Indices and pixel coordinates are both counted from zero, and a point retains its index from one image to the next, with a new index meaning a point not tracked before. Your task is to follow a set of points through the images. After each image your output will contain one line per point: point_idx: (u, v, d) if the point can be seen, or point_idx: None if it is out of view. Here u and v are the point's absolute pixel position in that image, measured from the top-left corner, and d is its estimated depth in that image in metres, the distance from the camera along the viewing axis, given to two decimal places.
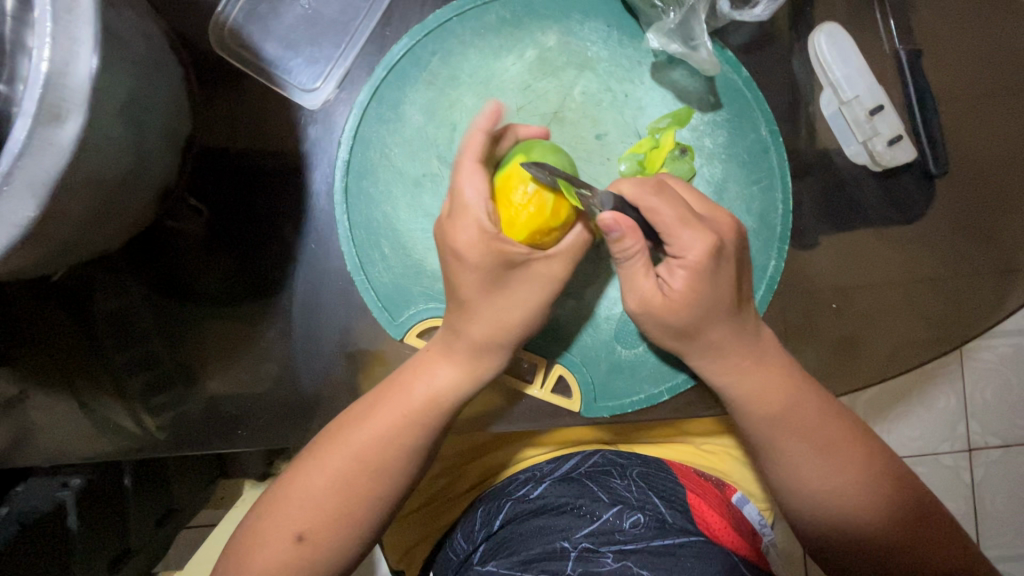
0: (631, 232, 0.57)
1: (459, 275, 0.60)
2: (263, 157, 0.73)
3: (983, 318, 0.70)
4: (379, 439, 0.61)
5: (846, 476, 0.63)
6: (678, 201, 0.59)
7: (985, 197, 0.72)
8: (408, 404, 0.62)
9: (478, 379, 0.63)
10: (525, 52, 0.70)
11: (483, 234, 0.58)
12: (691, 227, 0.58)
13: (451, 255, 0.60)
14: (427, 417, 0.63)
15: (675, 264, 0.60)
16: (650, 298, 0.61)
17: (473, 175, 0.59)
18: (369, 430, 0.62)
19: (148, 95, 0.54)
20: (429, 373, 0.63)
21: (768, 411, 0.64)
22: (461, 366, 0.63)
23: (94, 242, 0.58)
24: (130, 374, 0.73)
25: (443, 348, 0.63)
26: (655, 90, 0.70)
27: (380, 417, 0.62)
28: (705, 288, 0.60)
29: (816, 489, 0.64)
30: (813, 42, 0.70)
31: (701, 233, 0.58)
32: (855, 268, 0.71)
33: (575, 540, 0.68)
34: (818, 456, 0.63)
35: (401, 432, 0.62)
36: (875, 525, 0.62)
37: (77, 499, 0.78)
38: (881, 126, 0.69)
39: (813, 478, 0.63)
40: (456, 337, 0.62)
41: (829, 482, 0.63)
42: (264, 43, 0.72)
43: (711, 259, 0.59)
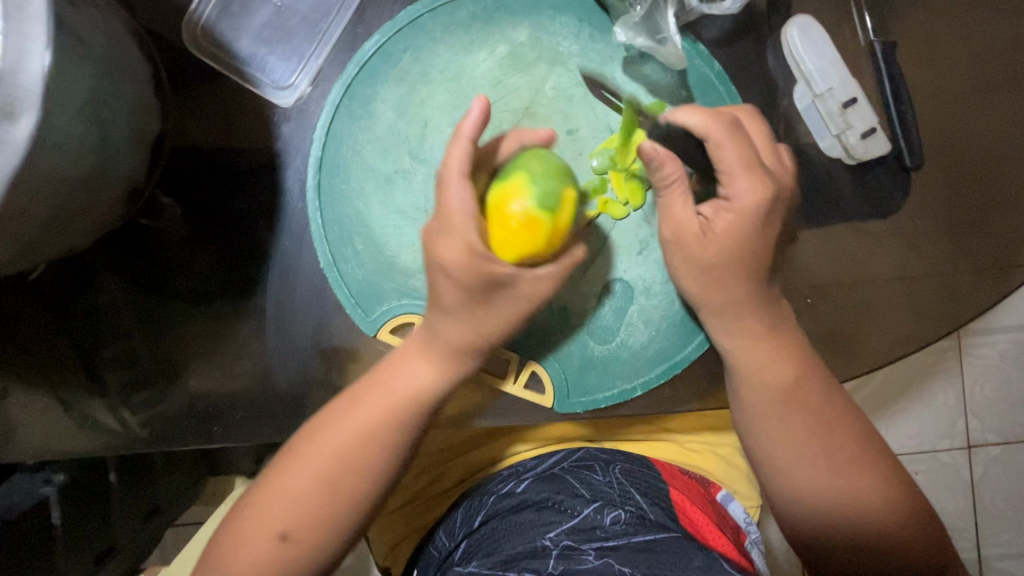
0: (670, 160, 0.58)
1: (431, 272, 0.60)
2: (237, 155, 0.73)
3: (964, 312, 0.70)
4: (354, 436, 0.61)
5: (829, 477, 0.61)
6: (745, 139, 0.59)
7: (967, 190, 0.71)
8: (382, 401, 0.62)
9: (448, 373, 0.63)
10: (496, 48, 0.70)
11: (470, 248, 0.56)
12: (749, 172, 0.58)
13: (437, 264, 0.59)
14: (393, 416, 0.62)
15: (722, 207, 0.60)
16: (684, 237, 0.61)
17: (461, 187, 0.57)
18: (345, 426, 0.62)
19: (112, 93, 0.55)
20: (401, 366, 0.64)
21: (759, 392, 0.62)
22: (433, 361, 0.63)
23: (65, 240, 0.59)
24: (110, 372, 0.74)
25: (420, 345, 0.64)
26: (626, 85, 0.70)
27: (355, 414, 0.62)
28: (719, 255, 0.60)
29: (803, 477, 0.62)
30: (785, 36, 0.69)
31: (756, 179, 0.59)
32: (832, 262, 0.71)
33: (556, 537, 0.67)
34: (804, 443, 0.62)
35: (375, 429, 0.62)
36: (863, 527, 0.61)
37: (59, 496, 0.80)
38: (854, 120, 0.68)
39: (800, 465, 0.62)
40: (424, 333, 0.63)
41: (809, 480, 0.62)
42: (237, 41, 0.73)
43: (762, 205, 0.59)
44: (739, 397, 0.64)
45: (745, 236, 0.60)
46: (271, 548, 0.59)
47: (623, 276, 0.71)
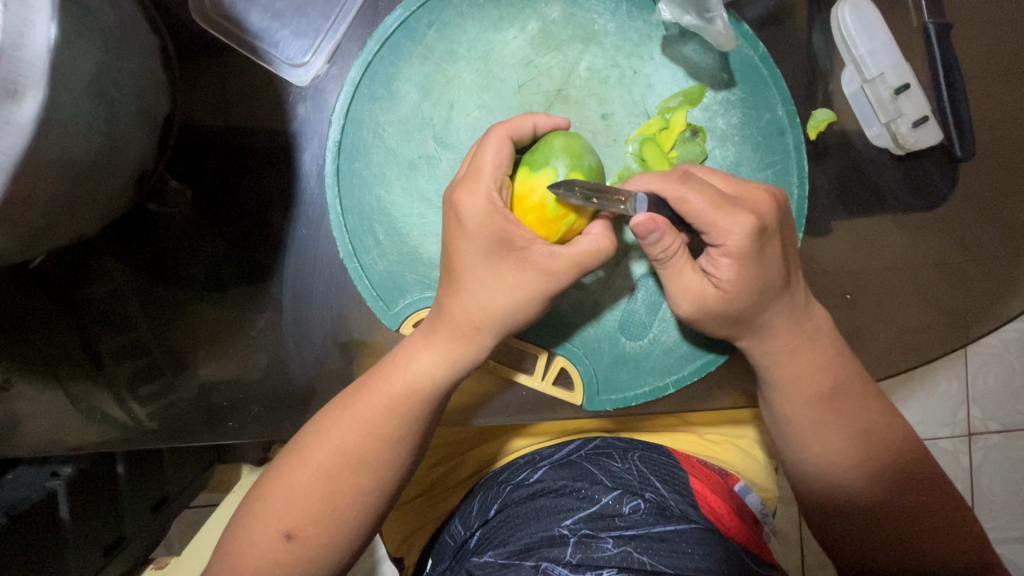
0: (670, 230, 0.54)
1: (456, 248, 0.57)
2: (250, 135, 0.69)
3: (1002, 307, 0.68)
4: (366, 424, 0.59)
5: (866, 476, 0.60)
6: (705, 183, 0.55)
7: (1007, 179, 0.69)
8: (386, 392, 0.59)
9: (468, 365, 0.60)
10: (527, 25, 0.66)
11: (491, 206, 0.55)
12: (726, 211, 0.54)
13: (453, 221, 0.57)
14: (411, 408, 0.59)
15: (718, 254, 0.56)
16: (705, 295, 0.58)
17: (499, 143, 0.56)
18: (355, 414, 0.59)
19: (121, 70, 0.51)
20: (408, 358, 0.60)
21: (803, 390, 0.61)
22: (443, 350, 0.59)
23: (73, 226, 0.56)
24: (118, 363, 0.71)
25: (425, 332, 0.60)
26: (665, 67, 0.66)
27: (362, 403, 0.59)
28: (738, 278, 0.56)
29: (840, 477, 0.61)
30: (836, 14, 0.66)
31: (739, 214, 0.54)
32: (869, 254, 0.68)
33: (573, 525, 0.65)
34: (847, 442, 0.61)
35: (388, 417, 0.59)
36: (908, 533, 0.59)
37: (68, 488, 0.76)
38: (906, 107, 0.65)
39: (843, 471, 0.61)
40: (442, 320, 0.59)
41: (844, 478, 0.61)
42: (248, 14, 0.68)
43: (754, 239, 0.54)
44: (780, 400, 0.63)
45: (756, 268, 0.56)
46: (299, 544, 0.57)
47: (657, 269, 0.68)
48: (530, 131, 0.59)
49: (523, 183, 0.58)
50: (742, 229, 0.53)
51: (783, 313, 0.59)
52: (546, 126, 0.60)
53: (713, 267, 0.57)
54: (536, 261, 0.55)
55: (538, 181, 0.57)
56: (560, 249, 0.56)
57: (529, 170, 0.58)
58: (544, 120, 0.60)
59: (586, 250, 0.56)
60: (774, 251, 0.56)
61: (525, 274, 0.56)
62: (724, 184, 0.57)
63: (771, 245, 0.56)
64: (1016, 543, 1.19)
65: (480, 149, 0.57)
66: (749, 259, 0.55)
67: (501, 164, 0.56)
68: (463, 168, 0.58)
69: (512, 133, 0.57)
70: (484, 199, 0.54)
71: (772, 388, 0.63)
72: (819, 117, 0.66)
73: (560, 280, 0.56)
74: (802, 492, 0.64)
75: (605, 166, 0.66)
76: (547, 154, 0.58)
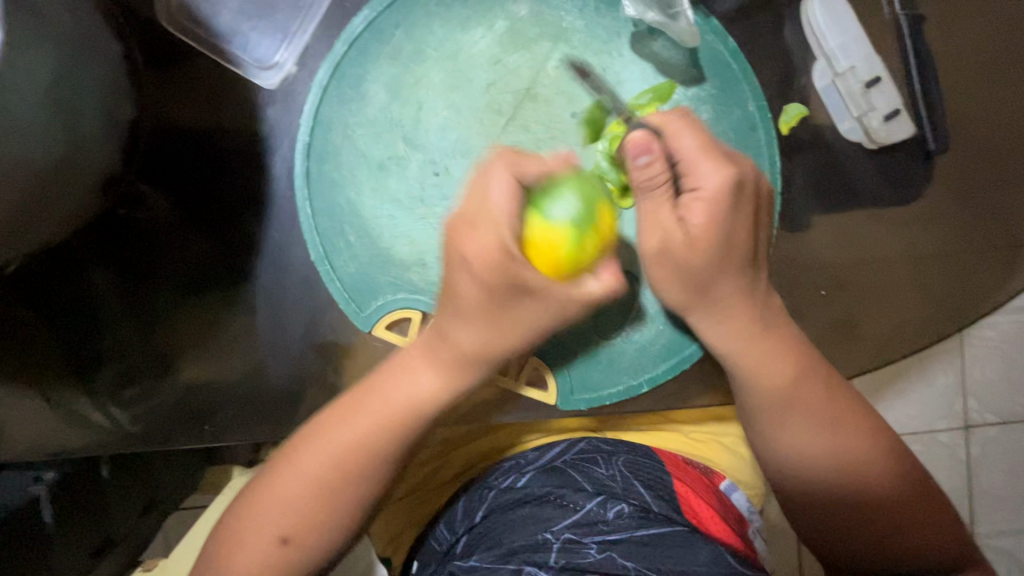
0: (659, 159, 0.54)
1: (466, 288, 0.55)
2: (220, 139, 0.69)
3: (984, 299, 0.67)
4: (355, 440, 0.59)
5: (854, 482, 0.60)
6: (700, 128, 0.56)
7: (987, 170, 0.68)
8: (387, 412, 0.59)
9: (467, 386, 0.61)
10: (494, 24, 0.65)
11: (505, 252, 0.52)
12: (712, 158, 0.55)
13: (455, 260, 0.55)
14: (395, 420, 0.59)
15: (691, 197, 0.56)
16: (672, 237, 0.57)
17: (501, 177, 0.53)
18: (351, 434, 0.59)
19: (79, 75, 0.51)
20: (413, 379, 0.60)
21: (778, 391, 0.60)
22: (448, 373, 0.59)
23: (37, 234, 0.56)
24: (97, 369, 0.71)
25: (404, 341, 0.60)
26: (634, 64, 0.65)
27: (364, 424, 0.59)
28: (709, 223, 0.55)
29: (812, 466, 0.60)
30: (805, 9, 0.65)
31: (723, 163, 0.55)
32: (847, 249, 0.68)
33: (558, 530, 0.66)
34: (826, 439, 0.60)
35: (379, 433, 0.59)
36: (898, 538, 0.59)
37: (50, 494, 0.77)
38: (877, 100, 0.65)
39: (830, 478, 0.60)
40: (445, 346, 0.59)
41: (831, 483, 0.60)
42: (216, 16, 0.68)
43: (732, 187, 0.55)
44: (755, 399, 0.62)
45: (727, 220, 0.56)
46: (277, 544, 0.58)
47: (631, 267, 0.68)
48: (540, 173, 0.54)
49: (541, 232, 0.52)
50: (722, 173, 0.54)
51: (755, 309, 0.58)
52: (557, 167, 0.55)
53: (685, 211, 0.56)
54: (553, 301, 0.54)
55: (559, 228, 0.51)
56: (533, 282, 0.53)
57: (543, 218, 0.51)
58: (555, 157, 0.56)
59: (602, 295, 0.55)
60: (747, 212, 0.57)
61: (536, 310, 0.55)
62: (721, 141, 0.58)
63: (746, 203, 0.56)
64: (1015, 534, 1.18)
65: (484, 184, 0.54)
66: (725, 205, 0.55)
67: (511, 208, 0.52)
68: (461, 205, 0.55)
69: (519, 168, 0.54)
70: (501, 247, 0.52)
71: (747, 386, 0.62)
72: (790, 112, 0.66)
73: (571, 317, 0.56)
74: (794, 508, 0.63)
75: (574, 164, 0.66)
76: (559, 195, 0.52)
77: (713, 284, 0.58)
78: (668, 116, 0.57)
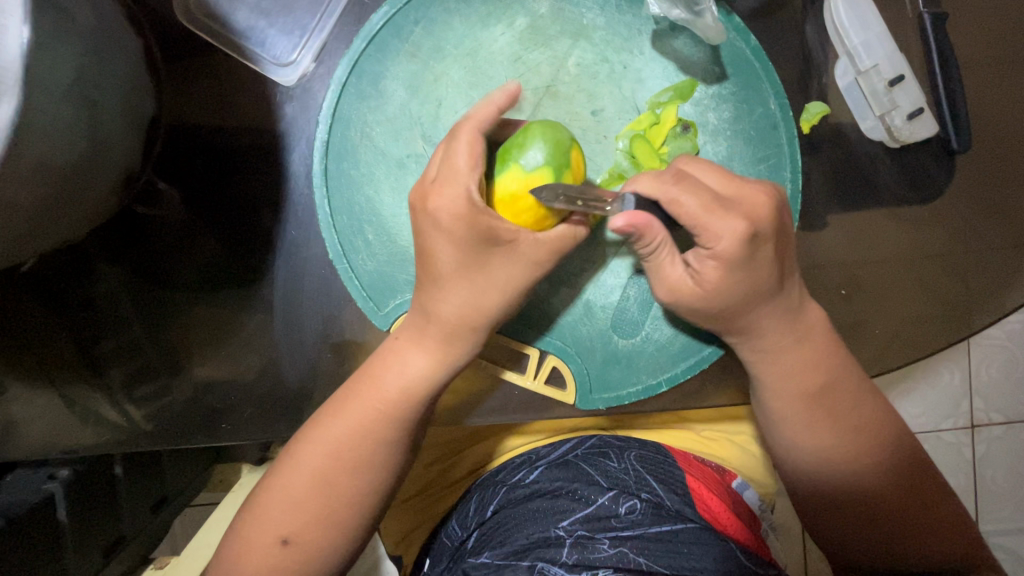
0: (649, 228, 0.53)
1: (484, 269, 0.56)
2: (237, 135, 0.68)
3: (1001, 299, 0.67)
4: (356, 429, 0.59)
5: (874, 482, 0.59)
6: (702, 183, 0.53)
7: (1006, 170, 0.67)
8: (378, 397, 0.59)
9: (456, 365, 0.60)
10: (515, 21, 0.65)
11: (471, 206, 0.53)
12: (720, 215, 0.52)
13: (423, 220, 0.55)
14: (398, 409, 0.59)
15: (705, 256, 0.55)
16: (685, 288, 0.57)
17: (473, 142, 0.53)
18: (346, 421, 0.59)
19: (101, 71, 0.50)
20: (399, 360, 0.59)
21: (798, 391, 0.60)
22: (434, 352, 0.59)
23: (58, 231, 0.55)
24: (112, 366, 0.71)
25: (414, 335, 0.59)
26: (655, 62, 0.65)
27: (352, 407, 0.59)
28: (721, 282, 0.55)
29: (832, 464, 0.60)
30: (829, 7, 0.65)
31: (733, 218, 0.52)
32: (865, 248, 0.67)
33: (570, 526, 0.65)
34: (848, 439, 0.60)
35: (377, 420, 0.59)
36: (917, 541, 0.58)
37: (66, 490, 0.75)
38: (900, 100, 0.65)
39: (849, 479, 0.60)
40: (429, 323, 0.58)
41: (849, 483, 0.60)
42: (234, 12, 0.67)
43: (745, 245, 0.53)
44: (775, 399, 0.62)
45: (740, 276, 0.55)
46: (278, 545, 0.57)
47: None
48: (496, 116, 0.55)
49: (518, 183, 0.55)
50: (733, 234, 0.52)
51: (779, 309, 0.58)
52: (505, 104, 0.55)
53: (697, 267, 0.56)
54: (523, 252, 0.56)
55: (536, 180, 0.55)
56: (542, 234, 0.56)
57: (520, 168, 0.55)
58: (502, 97, 0.55)
59: (566, 234, 0.57)
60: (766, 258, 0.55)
61: (510, 265, 0.56)
62: (720, 180, 0.54)
63: (762, 252, 0.54)
64: (1019, 534, 1.18)
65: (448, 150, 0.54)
66: (737, 263, 0.54)
67: (476, 162, 0.53)
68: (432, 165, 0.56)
69: (482, 126, 0.54)
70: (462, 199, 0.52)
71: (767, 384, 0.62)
72: (813, 111, 0.66)
73: (546, 265, 0.57)
74: (808, 507, 0.63)
75: (595, 163, 0.65)
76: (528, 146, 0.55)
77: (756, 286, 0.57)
78: (659, 181, 0.53)
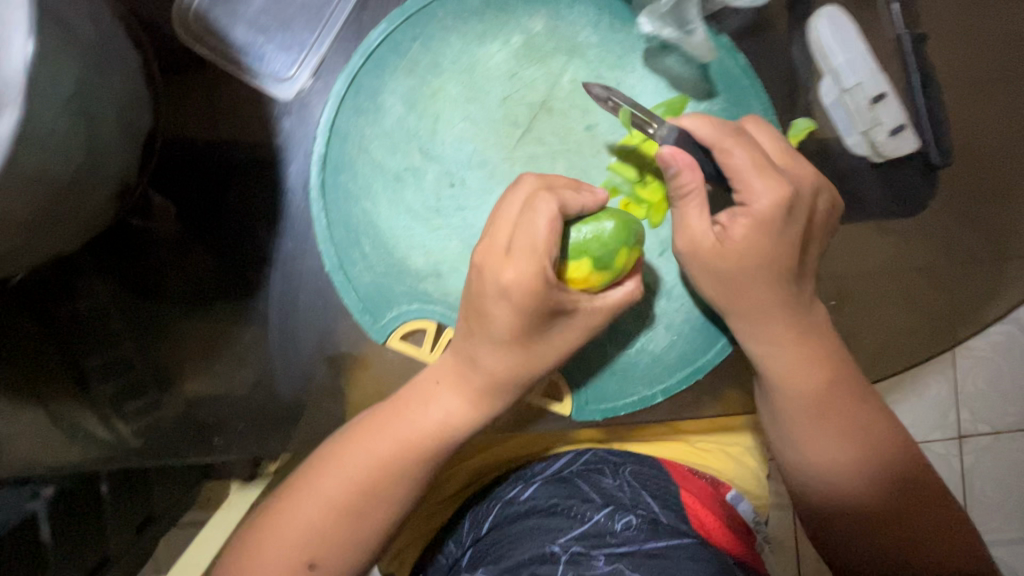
0: (689, 168, 0.55)
1: (529, 317, 0.55)
2: (235, 149, 0.69)
3: (982, 310, 0.68)
4: (381, 463, 0.58)
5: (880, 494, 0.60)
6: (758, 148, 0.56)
7: (986, 184, 0.70)
8: (406, 434, 0.58)
9: (492, 411, 0.59)
10: (511, 38, 0.66)
11: (541, 279, 0.50)
12: (766, 174, 0.54)
13: (474, 276, 0.53)
14: (423, 446, 0.59)
15: (739, 212, 0.55)
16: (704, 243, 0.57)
17: (543, 211, 0.50)
18: (371, 451, 0.58)
19: (100, 86, 0.51)
20: (430, 400, 0.59)
21: (789, 402, 0.61)
22: (465, 395, 0.59)
23: (52, 244, 0.55)
24: (101, 381, 0.69)
25: (454, 376, 0.59)
26: (648, 78, 0.67)
27: (382, 442, 0.58)
28: (747, 241, 0.55)
29: (835, 475, 0.60)
30: (812, 26, 0.67)
31: (775, 181, 0.54)
32: (853, 260, 0.69)
33: (566, 542, 0.64)
34: (843, 452, 0.60)
35: (404, 457, 0.58)
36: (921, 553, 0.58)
37: (49, 513, 0.70)
38: (883, 115, 0.66)
39: (848, 491, 0.60)
40: (473, 371, 0.57)
41: (850, 494, 0.60)
42: (232, 27, 0.68)
43: (782, 210, 0.54)
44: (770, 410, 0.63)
45: (777, 241, 0.55)
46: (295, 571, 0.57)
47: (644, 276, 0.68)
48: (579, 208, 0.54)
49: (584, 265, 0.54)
50: (776, 194, 0.54)
51: (773, 319, 0.59)
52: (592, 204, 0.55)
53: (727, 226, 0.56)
54: (585, 315, 0.55)
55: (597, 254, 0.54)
56: (601, 299, 0.56)
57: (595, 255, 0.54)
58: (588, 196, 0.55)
59: (619, 301, 0.57)
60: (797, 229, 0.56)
61: (569, 329, 0.56)
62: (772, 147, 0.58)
63: (794, 223, 0.55)
64: (1009, 544, 1.19)
65: (526, 213, 0.51)
66: (767, 226, 0.55)
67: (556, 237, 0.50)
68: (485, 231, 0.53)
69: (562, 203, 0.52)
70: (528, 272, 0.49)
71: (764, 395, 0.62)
72: (799, 126, 0.66)
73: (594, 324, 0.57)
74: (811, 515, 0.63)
75: (590, 176, 0.66)
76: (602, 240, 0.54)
77: (748, 299, 0.58)
78: (719, 133, 0.55)
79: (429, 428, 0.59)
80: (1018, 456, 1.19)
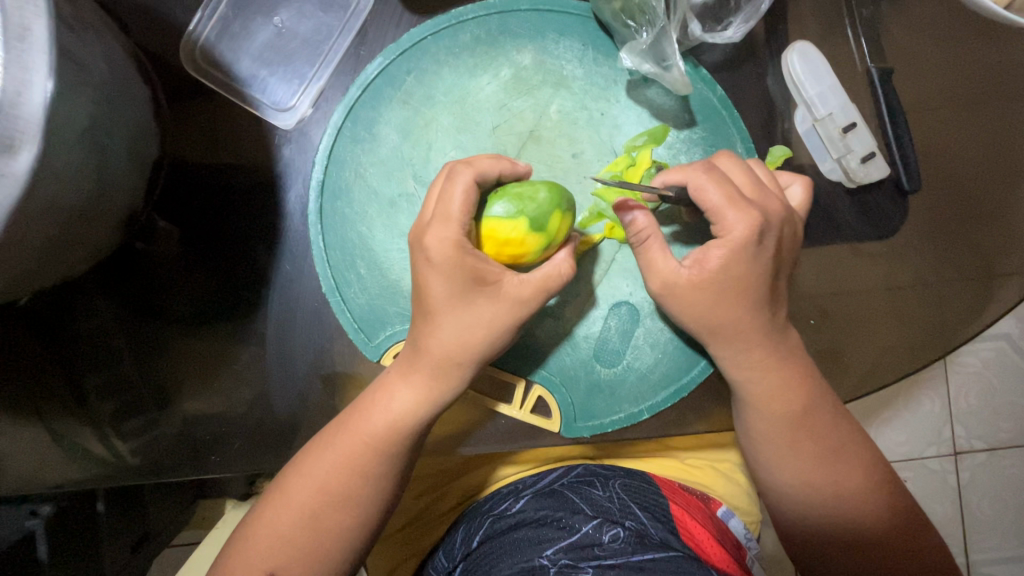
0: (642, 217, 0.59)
1: (479, 308, 0.58)
2: (236, 174, 0.72)
3: (960, 329, 0.71)
4: (349, 464, 0.60)
5: (850, 512, 0.62)
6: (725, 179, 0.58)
7: (958, 208, 0.73)
8: (368, 431, 0.60)
9: (446, 401, 0.61)
10: (500, 71, 0.70)
11: (459, 246, 0.56)
12: (737, 206, 0.57)
13: (421, 256, 0.58)
14: (388, 446, 0.60)
15: (714, 244, 0.58)
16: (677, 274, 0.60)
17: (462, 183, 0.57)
18: (339, 455, 0.60)
19: (111, 120, 0.54)
20: (389, 396, 0.61)
21: (769, 419, 0.63)
22: (423, 390, 0.61)
23: (61, 268, 0.58)
24: (101, 399, 0.71)
25: (404, 367, 0.61)
26: (630, 109, 0.71)
27: (343, 441, 0.60)
28: (722, 266, 0.58)
29: (810, 494, 0.62)
30: (785, 60, 0.71)
31: (747, 211, 0.57)
32: (831, 281, 0.72)
33: (554, 555, 0.63)
34: (819, 468, 0.62)
35: (369, 455, 0.60)
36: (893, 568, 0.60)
37: (47, 527, 0.74)
38: (854, 143, 0.70)
39: (823, 509, 0.62)
40: (418, 357, 0.60)
41: (826, 513, 0.62)
42: (237, 62, 0.72)
43: (755, 238, 0.57)
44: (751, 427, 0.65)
45: (751, 264, 0.58)
46: None
47: (628, 298, 0.72)
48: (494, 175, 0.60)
49: (513, 231, 0.59)
50: (748, 223, 0.56)
51: (752, 340, 0.61)
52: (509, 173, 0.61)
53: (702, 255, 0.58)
54: (509, 293, 0.58)
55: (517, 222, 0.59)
56: (529, 277, 0.59)
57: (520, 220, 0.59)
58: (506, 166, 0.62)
59: (550, 275, 0.59)
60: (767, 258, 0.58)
61: (495, 304, 0.58)
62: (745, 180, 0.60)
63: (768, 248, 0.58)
64: (1007, 561, 1.20)
65: (445, 190, 0.57)
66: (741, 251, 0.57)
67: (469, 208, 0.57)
68: (428, 207, 0.59)
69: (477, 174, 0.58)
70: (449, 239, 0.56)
71: (746, 412, 0.64)
72: (775, 154, 0.70)
73: (531, 305, 0.59)
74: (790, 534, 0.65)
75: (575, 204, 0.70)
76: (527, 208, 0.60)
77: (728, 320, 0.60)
78: (692, 174, 0.58)
79: (396, 432, 0.60)
80: (1013, 473, 1.20)
